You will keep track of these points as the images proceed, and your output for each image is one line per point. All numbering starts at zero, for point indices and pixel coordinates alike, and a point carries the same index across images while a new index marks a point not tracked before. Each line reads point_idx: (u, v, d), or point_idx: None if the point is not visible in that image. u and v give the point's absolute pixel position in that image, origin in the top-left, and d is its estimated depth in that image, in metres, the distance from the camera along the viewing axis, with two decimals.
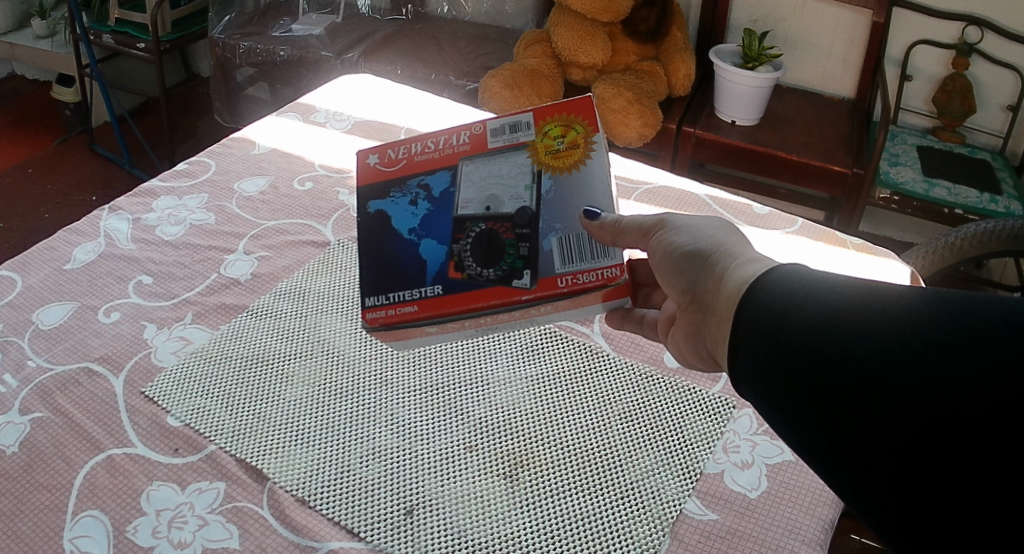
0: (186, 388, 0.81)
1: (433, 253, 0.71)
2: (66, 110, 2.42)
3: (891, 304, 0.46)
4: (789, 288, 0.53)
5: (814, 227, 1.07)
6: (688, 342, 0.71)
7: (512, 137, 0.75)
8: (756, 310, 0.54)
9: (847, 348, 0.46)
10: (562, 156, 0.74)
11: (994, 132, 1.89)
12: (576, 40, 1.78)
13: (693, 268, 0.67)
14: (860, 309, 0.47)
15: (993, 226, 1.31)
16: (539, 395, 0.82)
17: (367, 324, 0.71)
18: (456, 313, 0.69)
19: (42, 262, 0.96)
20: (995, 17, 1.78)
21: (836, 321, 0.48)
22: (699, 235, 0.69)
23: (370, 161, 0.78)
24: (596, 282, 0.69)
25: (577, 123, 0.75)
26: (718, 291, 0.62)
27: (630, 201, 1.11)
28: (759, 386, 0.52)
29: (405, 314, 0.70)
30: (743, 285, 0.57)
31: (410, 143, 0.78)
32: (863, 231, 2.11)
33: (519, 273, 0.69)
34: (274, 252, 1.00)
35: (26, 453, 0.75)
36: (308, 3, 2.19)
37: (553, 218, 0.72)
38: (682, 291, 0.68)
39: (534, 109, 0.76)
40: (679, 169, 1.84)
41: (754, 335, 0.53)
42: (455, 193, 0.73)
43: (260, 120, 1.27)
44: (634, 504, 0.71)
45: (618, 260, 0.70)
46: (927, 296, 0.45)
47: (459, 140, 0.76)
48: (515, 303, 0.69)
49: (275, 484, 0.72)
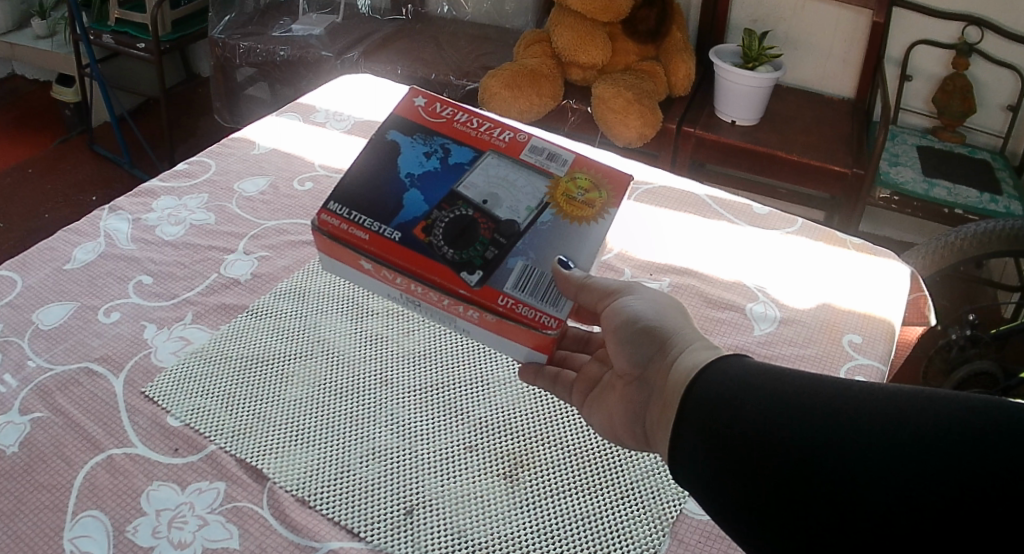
0: (186, 388, 0.81)
1: (414, 205, 0.73)
2: (66, 110, 2.43)
3: (876, 400, 0.48)
4: (737, 380, 0.54)
5: (813, 227, 1.07)
6: (627, 419, 0.67)
7: (543, 161, 0.79)
8: (703, 398, 0.55)
9: (830, 439, 0.47)
10: (575, 204, 0.77)
11: (994, 132, 1.89)
12: (575, 40, 1.78)
13: (647, 344, 0.67)
14: (837, 403, 0.49)
15: (992, 225, 1.32)
16: (539, 395, 0.82)
17: (317, 224, 0.73)
18: (393, 263, 0.71)
19: (42, 262, 0.96)
20: (995, 17, 1.78)
21: (813, 413, 0.49)
22: (659, 310, 0.69)
23: (416, 101, 0.82)
24: (529, 319, 0.70)
25: (605, 189, 0.79)
26: (667, 373, 0.62)
27: (630, 201, 1.11)
28: (704, 473, 0.52)
29: (354, 236, 0.72)
30: (692, 370, 0.58)
31: (458, 110, 0.81)
32: (862, 231, 2.10)
33: (471, 268, 0.71)
34: (274, 252, 1.00)
35: (27, 453, 0.75)
36: (308, 3, 2.19)
37: (530, 246, 0.73)
38: (629, 363, 0.68)
39: (578, 156, 0.80)
40: (679, 169, 1.84)
41: (702, 425, 0.53)
42: (465, 170, 0.76)
43: (260, 120, 1.27)
44: (634, 504, 0.72)
45: (560, 314, 0.71)
46: (913, 392, 0.48)
47: (499, 135, 0.80)
48: (450, 291, 0.70)
49: (275, 484, 0.72)
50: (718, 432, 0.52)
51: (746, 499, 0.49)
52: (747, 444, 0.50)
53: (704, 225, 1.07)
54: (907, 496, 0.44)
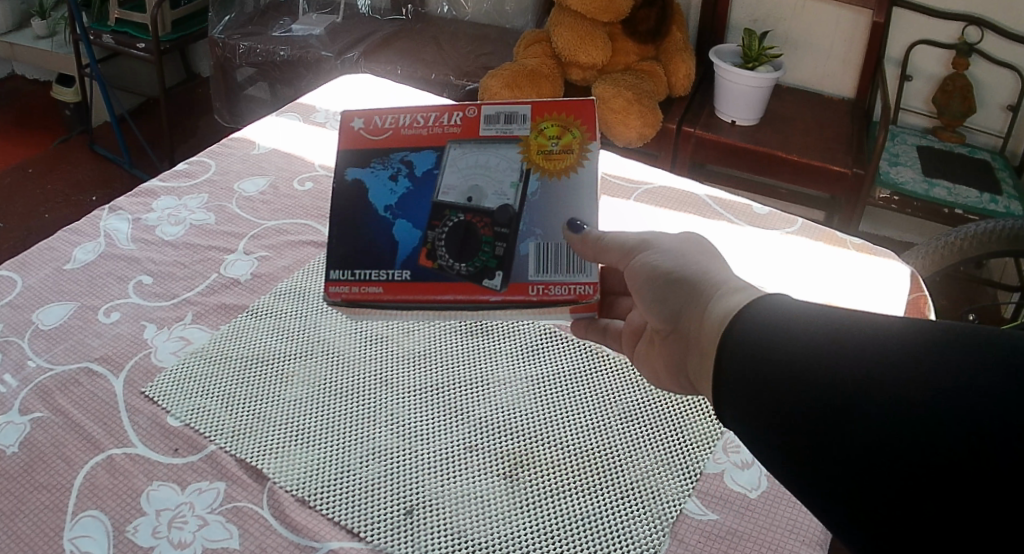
0: (186, 388, 0.81)
1: (407, 236, 0.73)
2: (66, 110, 2.43)
3: (895, 346, 0.45)
4: (769, 326, 0.52)
5: (813, 227, 1.07)
6: (670, 370, 0.68)
7: (505, 127, 0.77)
8: (736, 352, 0.53)
9: (839, 394, 0.45)
10: (554, 158, 0.76)
11: (994, 132, 1.89)
12: (575, 40, 1.78)
13: (674, 296, 0.66)
14: (857, 350, 0.46)
15: (992, 225, 1.31)
16: (539, 395, 0.82)
17: (327, 297, 0.72)
18: (420, 302, 0.71)
19: (42, 262, 0.96)
20: (995, 17, 1.78)
21: (830, 362, 0.47)
22: (681, 257, 0.68)
23: (354, 125, 0.80)
24: (567, 297, 0.71)
25: (575, 127, 0.78)
26: (701, 322, 0.60)
27: (631, 201, 1.11)
28: (746, 421, 0.51)
29: (369, 294, 0.72)
30: (726, 317, 0.56)
31: (396, 114, 0.80)
32: (863, 231, 2.11)
33: (490, 273, 0.71)
34: (273, 252, 1.00)
35: (27, 453, 0.75)
36: (308, 3, 2.19)
37: (534, 223, 0.74)
38: (661, 320, 0.67)
39: (533, 104, 0.78)
40: (679, 168, 1.84)
41: (738, 381, 0.52)
42: (437, 175, 0.75)
43: (260, 120, 1.27)
44: (634, 504, 0.71)
45: (592, 279, 0.72)
46: (934, 333, 0.44)
47: (450, 121, 0.78)
48: (481, 303, 0.71)
49: (275, 484, 0.72)
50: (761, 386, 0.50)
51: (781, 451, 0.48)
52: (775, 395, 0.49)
53: (704, 225, 1.07)
54: (911, 443, 0.42)
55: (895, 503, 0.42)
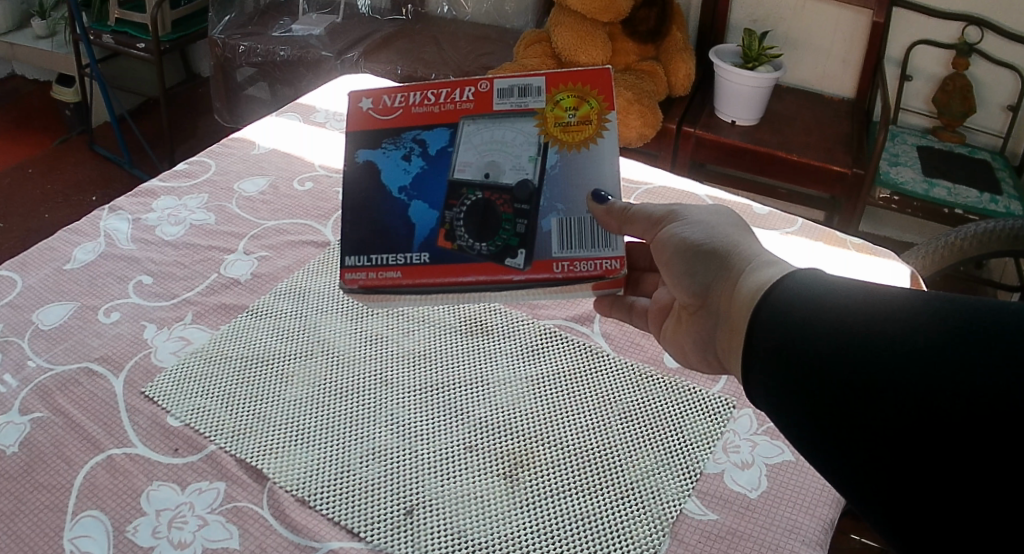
0: (186, 388, 0.81)
1: (423, 217, 0.73)
2: (66, 110, 2.43)
3: (898, 312, 0.47)
4: (802, 296, 0.53)
5: (814, 227, 1.07)
6: (696, 349, 0.71)
7: (520, 101, 0.76)
8: (772, 313, 0.54)
9: (850, 359, 0.47)
10: (572, 130, 0.75)
11: (994, 132, 1.88)
12: (576, 40, 1.77)
13: (705, 269, 0.68)
14: (868, 316, 0.48)
15: (993, 225, 1.31)
16: (539, 395, 0.82)
17: (344, 285, 0.72)
18: (440, 283, 0.71)
19: (42, 262, 0.96)
20: (995, 18, 1.78)
21: (850, 327, 0.48)
22: (708, 231, 0.70)
23: (361, 105, 0.79)
24: (593, 273, 0.72)
25: (592, 97, 0.76)
26: (732, 297, 0.62)
27: (631, 201, 1.10)
28: (771, 393, 0.52)
29: (388, 279, 0.72)
30: (759, 292, 0.58)
31: (407, 90, 0.78)
32: (863, 231, 2.11)
33: (513, 252, 0.71)
34: (274, 252, 1.00)
35: (26, 454, 0.75)
36: (308, 3, 2.20)
37: (556, 198, 0.74)
38: (688, 294, 0.69)
39: (547, 74, 0.77)
40: (679, 168, 1.84)
41: (770, 355, 0.52)
42: (451, 153, 0.75)
43: (260, 120, 1.27)
44: (634, 504, 0.71)
45: (618, 253, 0.72)
46: (936, 301, 0.46)
47: (462, 96, 0.77)
48: (505, 283, 0.71)
49: (274, 485, 0.72)
50: (782, 361, 0.51)
51: (801, 428, 0.50)
52: (797, 368, 0.50)
53: None
54: (913, 401, 0.44)
55: (902, 469, 0.44)
